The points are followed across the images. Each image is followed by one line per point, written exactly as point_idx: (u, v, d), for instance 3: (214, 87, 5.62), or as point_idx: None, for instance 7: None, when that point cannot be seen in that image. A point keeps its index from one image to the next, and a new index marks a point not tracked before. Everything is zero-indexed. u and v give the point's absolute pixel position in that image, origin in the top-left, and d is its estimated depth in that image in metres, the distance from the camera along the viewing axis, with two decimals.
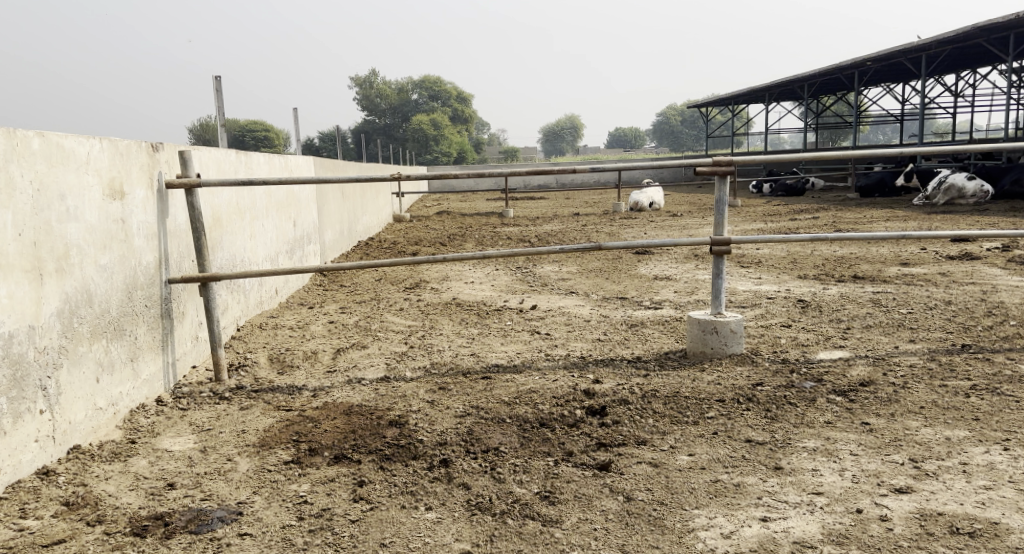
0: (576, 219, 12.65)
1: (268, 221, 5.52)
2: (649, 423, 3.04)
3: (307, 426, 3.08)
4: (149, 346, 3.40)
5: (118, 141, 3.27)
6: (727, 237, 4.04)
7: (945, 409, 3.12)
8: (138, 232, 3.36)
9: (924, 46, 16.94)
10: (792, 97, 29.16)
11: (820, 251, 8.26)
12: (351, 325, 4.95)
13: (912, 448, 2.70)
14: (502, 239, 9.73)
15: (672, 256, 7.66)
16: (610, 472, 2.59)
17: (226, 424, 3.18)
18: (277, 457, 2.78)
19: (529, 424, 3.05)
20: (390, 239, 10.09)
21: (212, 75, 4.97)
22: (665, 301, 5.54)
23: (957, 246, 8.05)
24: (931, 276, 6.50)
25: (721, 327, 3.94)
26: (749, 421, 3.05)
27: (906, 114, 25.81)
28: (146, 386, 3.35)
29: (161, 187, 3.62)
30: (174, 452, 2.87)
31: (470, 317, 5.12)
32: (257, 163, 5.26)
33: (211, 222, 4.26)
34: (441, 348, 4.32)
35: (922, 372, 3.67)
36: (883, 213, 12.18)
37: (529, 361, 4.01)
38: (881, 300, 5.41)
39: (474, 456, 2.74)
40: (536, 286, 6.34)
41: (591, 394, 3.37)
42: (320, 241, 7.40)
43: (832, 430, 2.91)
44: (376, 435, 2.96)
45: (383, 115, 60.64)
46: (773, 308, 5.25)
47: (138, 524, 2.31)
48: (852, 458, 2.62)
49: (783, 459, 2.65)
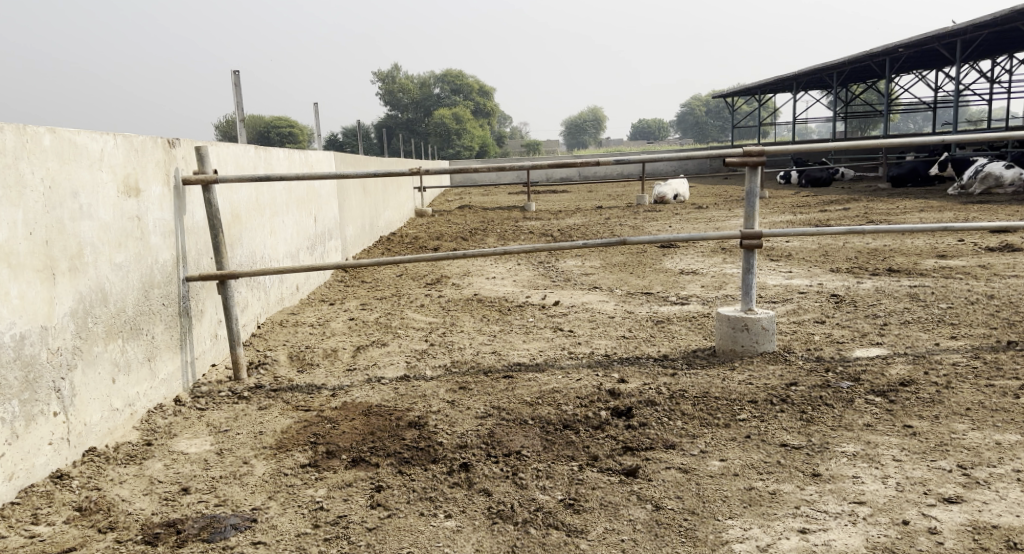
0: (600, 212, 12.50)
1: (288, 217, 5.47)
2: (677, 425, 2.92)
3: (325, 427, 3.00)
4: (166, 345, 3.34)
5: (133, 136, 3.20)
6: (758, 229, 3.89)
7: (993, 411, 2.97)
8: (154, 230, 3.29)
9: (958, 31, 16.51)
10: (821, 86, 28.66)
11: (852, 243, 8.05)
12: (372, 322, 4.87)
13: (959, 454, 2.56)
14: (525, 233, 9.62)
15: (699, 250, 7.50)
16: (637, 479, 2.47)
17: (243, 424, 3.11)
18: (294, 459, 2.69)
19: (552, 426, 2.94)
20: (412, 234, 10.02)
21: (230, 70, 4.91)
22: (691, 296, 5.40)
23: (996, 237, 7.81)
24: (969, 269, 6.29)
25: (752, 324, 3.80)
26: (784, 424, 2.91)
27: (939, 101, 25.25)
28: (164, 386, 3.29)
29: (178, 183, 3.55)
30: (190, 455, 2.80)
31: (492, 314, 5.02)
32: (276, 158, 5.20)
33: (229, 218, 4.20)
34: (463, 346, 4.23)
35: (966, 371, 3.50)
36: (917, 203, 11.90)
37: (553, 360, 3.90)
38: (918, 294, 5.23)
39: (496, 460, 2.64)
40: (560, 281, 6.22)
41: (616, 395, 3.26)
42: (341, 237, 7.34)
43: (872, 434, 2.78)
44: (396, 436, 2.88)
45: (406, 110, 60.64)
46: (805, 303, 5.08)
47: (149, 531, 2.24)
48: (895, 464, 2.49)
49: (820, 464, 2.52)
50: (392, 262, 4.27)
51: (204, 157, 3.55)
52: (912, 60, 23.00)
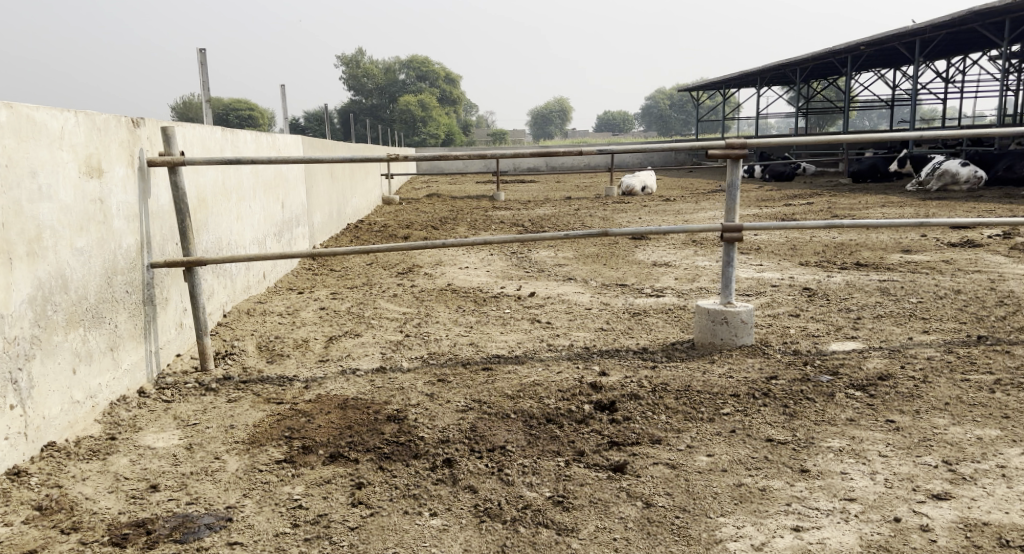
0: (568, 203, 12.47)
1: (255, 203, 5.31)
2: (663, 420, 2.89)
3: (300, 421, 2.90)
4: (130, 335, 3.19)
5: (95, 114, 3.05)
6: (739, 223, 3.88)
7: (971, 405, 2.97)
8: (117, 213, 3.14)
9: (918, 30, 16.79)
10: (783, 82, 29.01)
11: (819, 237, 8.13)
12: (344, 312, 4.75)
13: (943, 449, 2.55)
14: (495, 223, 9.54)
15: (670, 242, 7.51)
16: (625, 475, 2.43)
17: (213, 417, 2.98)
18: (268, 454, 2.59)
19: (536, 421, 2.89)
20: (381, 222, 9.88)
21: (197, 48, 4.73)
22: (666, 288, 5.38)
23: (958, 233, 7.94)
24: (934, 264, 6.37)
25: (732, 317, 3.79)
26: (768, 418, 2.89)
27: (897, 99, 25.70)
28: (128, 376, 3.15)
29: (143, 164, 3.39)
30: (157, 449, 2.67)
31: (467, 304, 4.94)
32: (243, 141, 5.03)
33: (196, 203, 4.04)
34: (439, 337, 4.14)
35: (941, 365, 3.52)
36: (878, 199, 12.08)
37: (532, 352, 3.85)
38: (888, 288, 5.27)
39: (479, 456, 2.58)
40: (533, 272, 6.16)
41: (598, 388, 3.23)
42: (309, 224, 7.19)
43: (856, 428, 2.77)
44: (375, 431, 2.80)
45: (370, 96, 59.96)
46: (779, 296, 5.10)
47: (117, 531, 2.13)
48: (882, 460, 2.47)
49: (808, 460, 2.50)
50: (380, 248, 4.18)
51: (171, 138, 3.40)
52: (872, 58, 23.36)
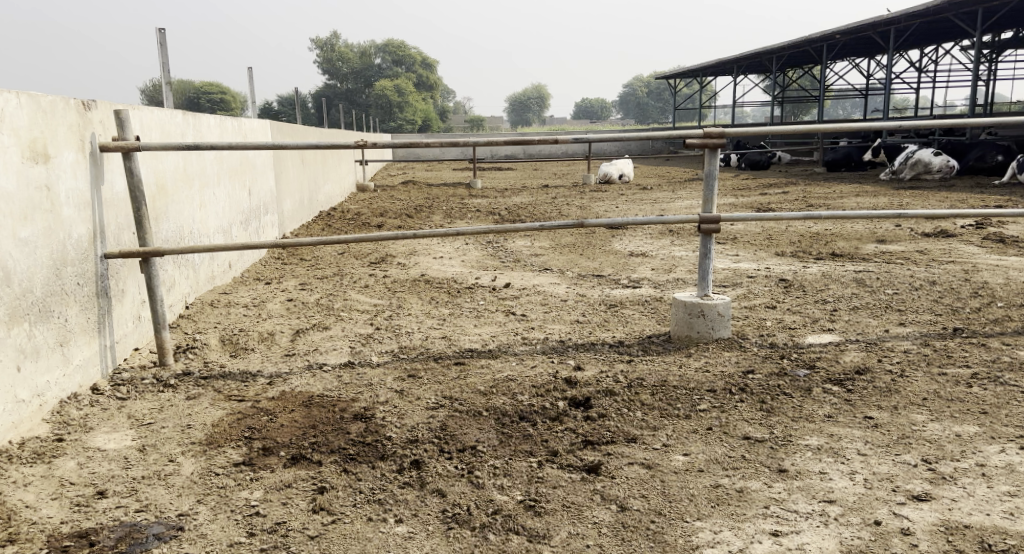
0: (545, 191, 12.37)
1: (220, 190, 5.15)
2: (638, 417, 2.82)
3: (261, 420, 2.79)
4: (81, 329, 3.05)
5: (40, 97, 2.89)
6: (716, 214, 3.81)
7: (949, 401, 2.92)
8: (66, 201, 2.99)
9: (893, 20, 16.84)
10: (759, 71, 29.07)
11: (795, 227, 8.11)
12: (312, 304, 4.62)
13: (923, 446, 2.49)
14: (470, 211, 9.43)
15: (646, 232, 7.44)
16: (600, 476, 2.36)
17: (169, 416, 2.86)
18: (226, 457, 2.48)
19: (508, 418, 2.82)
20: (354, 210, 9.71)
21: (155, 27, 4.55)
22: (642, 279, 5.32)
23: (931, 223, 7.95)
24: (909, 254, 6.37)
25: (709, 310, 3.72)
26: (745, 415, 2.83)
27: (871, 88, 25.88)
28: (79, 373, 3.01)
29: (95, 149, 3.24)
30: (108, 451, 2.53)
31: (440, 296, 4.83)
32: (206, 126, 4.87)
33: (154, 191, 3.89)
34: (410, 330, 4.04)
35: (918, 359, 3.48)
36: (852, 188, 12.14)
37: (506, 346, 3.75)
38: (863, 279, 5.24)
39: (449, 457, 2.49)
40: (508, 262, 6.06)
41: (573, 384, 3.16)
42: (278, 211, 7.03)
43: (834, 426, 2.71)
44: (340, 430, 2.70)
45: (345, 81, 59.29)
46: (755, 287, 5.04)
47: (58, 544, 2.00)
48: (861, 459, 2.41)
49: (785, 459, 2.43)
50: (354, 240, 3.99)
51: (124, 122, 3.25)
52: (847, 47, 23.46)
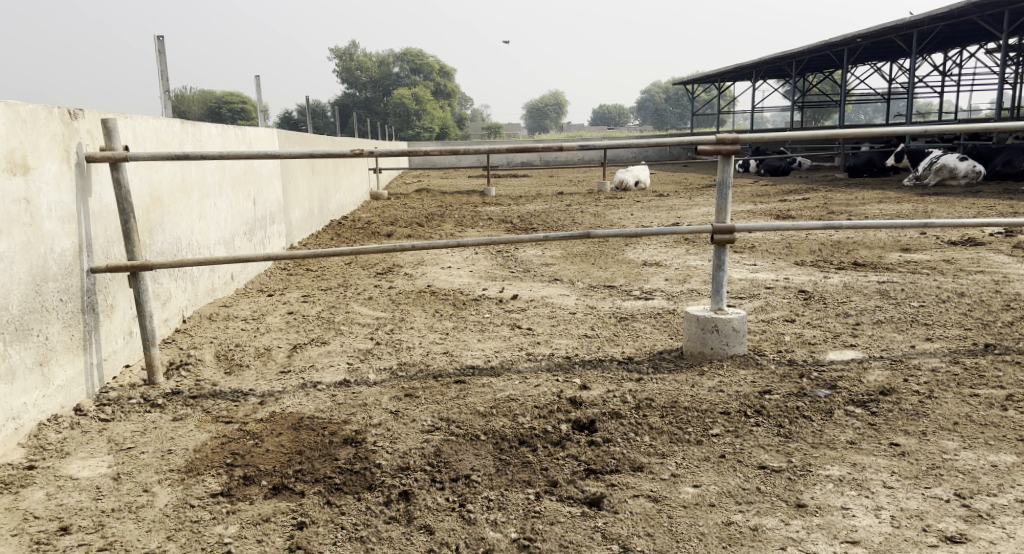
0: (559, 198, 12.21)
1: (221, 200, 5.03)
2: (645, 442, 2.64)
3: (247, 445, 2.64)
4: (64, 346, 2.92)
5: (20, 105, 2.78)
6: (730, 224, 3.63)
7: (983, 426, 2.71)
8: (47, 214, 2.87)
9: (916, 22, 16.49)
10: (779, 75, 28.75)
11: (816, 235, 7.88)
12: (313, 317, 4.47)
13: (955, 478, 2.28)
14: (483, 219, 9.28)
15: (661, 240, 7.26)
16: (602, 510, 2.19)
17: (151, 440, 2.72)
18: (204, 486, 2.35)
19: (507, 443, 2.65)
20: (366, 219, 9.60)
21: (152, 35, 4.45)
22: (655, 290, 5.13)
23: (958, 231, 7.70)
24: (935, 263, 6.14)
25: (723, 325, 3.53)
26: (760, 441, 2.63)
27: (893, 93, 25.49)
28: (62, 392, 2.88)
29: (82, 160, 3.12)
30: (80, 480, 2.41)
31: (445, 308, 4.67)
32: (206, 134, 4.77)
33: (148, 202, 3.78)
34: (411, 345, 3.88)
35: (948, 378, 3.26)
36: (875, 194, 11.87)
37: (509, 362, 3.58)
38: (887, 290, 5.01)
39: (441, 488, 2.34)
40: (518, 272, 5.90)
41: (578, 404, 2.99)
42: (285, 221, 6.91)
43: (857, 453, 2.51)
44: (327, 456, 2.55)
45: (363, 89, 59.50)
46: (773, 300, 4.84)
47: None
48: (887, 492, 2.21)
49: (804, 492, 2.24)
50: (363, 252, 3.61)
51: (112, 131, 3.12)
52: (868, 51, 23.12)
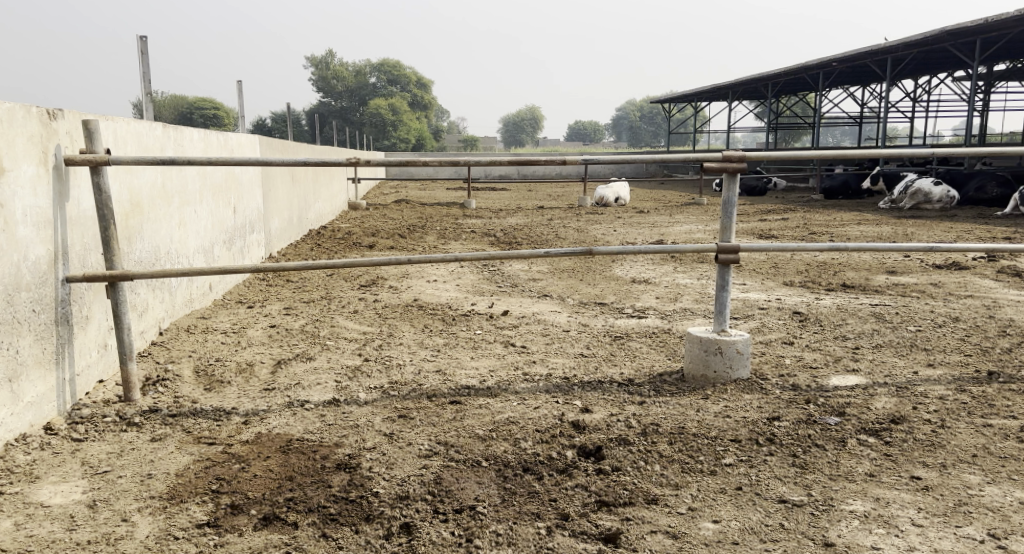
0: (541, 212, 12.11)
1: (201, 208, 4.83)
2: (657, 472, 2.51)
3: (232, 469, 2.47)
4: (36, 361, 2.73)
5: None
6: (735, 243, 3.52)
7: (1002, 458, 2.62)
8: (22, 219, 2.68)
9: (890, 49, 16.75)
10: (754, 97, 29.10)
11: (801, 256, 7.85)
12: (297, 331, 4.28)
13: (985, 516, 2.19)
14: (465, 232, 9.13)
15: (647, 258, 7.18)
16: (619, 548, 2.06)
17: (129, 463, 2.53)
18: (189, 516, 2.19)
19: (511, 471, 2.50)
20: (346, 229, 9.40)
21: (136, 35, 4.28)
22: (648, 309, 5.02)
23: (941, 255, 7.70)
24: (923, 287, 6.12)
25: (726, 347, 3.42)
26: (777, 472, 2.51)
27: (865, 117, 25.90)
28: (32, 410, 2.69)
29: (60, 163, 2.93)
30: (52, 508, 2.23)
31: (434, 323, 4.52)
32: (188, 139, 4.58)
33: (127, 208, 3.59)
34: (402, 362, 3.72)
35: (958, 407, 3.18)
36: (853, 215, 11.94)
37: (506, 383, 3.43)
38: (882, 314, 4.95)
39: (445, 520, 2.19)
40: (506, 287, 5.77)
41: (581, 428, 2.86)
42: (265, 230, 6.70)
43: (878, 487, 2.40)
44: (320, 483, 2.38)
45: (340, 98, 59.24)
46: (769, 321, 4.75)
47: None
48: (917, 531, 2.12)
49: (829, 529, 2.14)
50: (357, 264, 3.38)
51: (93, 133, 2.94)
52: (842, 75, 23.48)
